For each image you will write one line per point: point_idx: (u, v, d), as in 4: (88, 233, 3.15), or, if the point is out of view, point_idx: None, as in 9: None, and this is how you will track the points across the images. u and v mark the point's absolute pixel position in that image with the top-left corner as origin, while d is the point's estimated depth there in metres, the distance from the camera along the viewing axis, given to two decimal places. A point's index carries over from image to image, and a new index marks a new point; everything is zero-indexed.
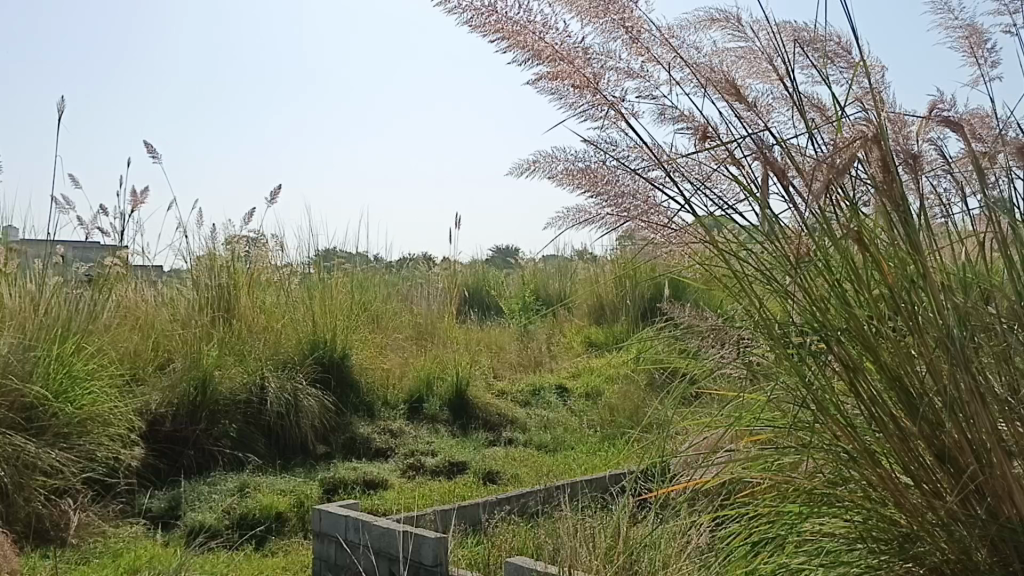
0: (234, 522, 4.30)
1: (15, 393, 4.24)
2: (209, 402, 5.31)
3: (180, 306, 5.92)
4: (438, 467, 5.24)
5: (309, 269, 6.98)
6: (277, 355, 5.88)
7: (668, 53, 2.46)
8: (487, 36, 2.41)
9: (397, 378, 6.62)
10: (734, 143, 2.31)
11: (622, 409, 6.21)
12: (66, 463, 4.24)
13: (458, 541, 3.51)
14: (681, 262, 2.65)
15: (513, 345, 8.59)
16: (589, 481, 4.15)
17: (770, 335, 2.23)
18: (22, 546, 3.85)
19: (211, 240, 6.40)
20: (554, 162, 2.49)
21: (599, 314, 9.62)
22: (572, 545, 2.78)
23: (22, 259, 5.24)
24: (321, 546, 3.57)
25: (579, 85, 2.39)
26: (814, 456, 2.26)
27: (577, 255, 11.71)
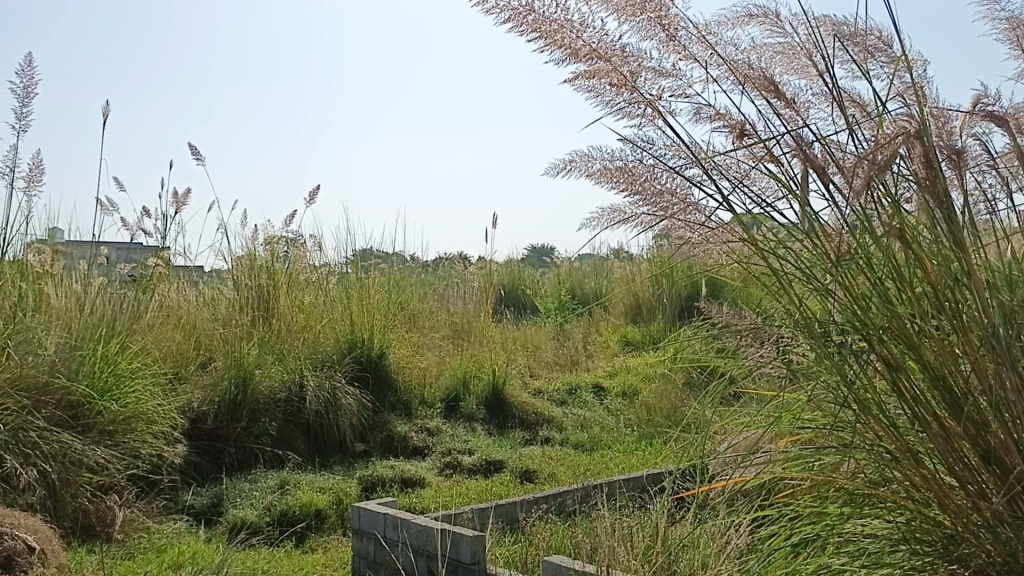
0: (275, 519, 4.36)
1: (62, 391, 4.33)
2: (250, 401, 5.38)
3: (220, 306, 6.01)
4: (476, 465, 5.26)
5: (346, 268, 7.04)
6: (315, 354, 5.94)
7: (706, 50, 2.45)
8: (524, 35, 2.41)
9: (433, 376, 6.65)
10: (772, 140, 2.29)
11: (658, 408, 6.18)
12: (111, 459, 4.33)
13: (495, 539, 3.52)
14: (719, 260, 2.63)
15: (549, 344, 8.59)
16: (627, 480, 4.14)
17: (810, 334, 2.20)
18: (69, 541, 3.93)
19: (251, 240, 6.47)
20: (591, 162, 2.49)
21: (635, 313, 9.58)
22: (610, 545, 2.79)
23: (68, 261, 5.34)
24: (360, 544, 3.60)
25: (616, 84, 2.38)
26: (855, 456, 2.23)
27: (613, 254, 11.67)
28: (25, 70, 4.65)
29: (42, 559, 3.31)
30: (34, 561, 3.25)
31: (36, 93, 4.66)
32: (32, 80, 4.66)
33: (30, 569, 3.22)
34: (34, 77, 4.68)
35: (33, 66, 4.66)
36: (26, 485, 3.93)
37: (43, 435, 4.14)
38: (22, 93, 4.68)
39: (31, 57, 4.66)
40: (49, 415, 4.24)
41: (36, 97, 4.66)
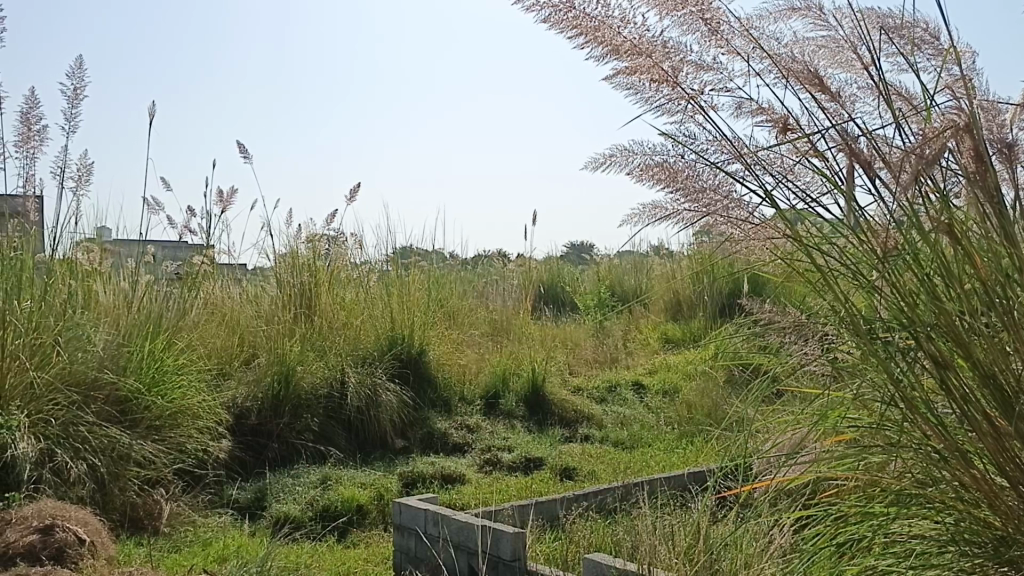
0: (317, 514, 4.41)
1: (110, 387, 4.42)
2: (293, 396, 5.45)
3: (263, 304, 6.08)
4: (516, 462, 5.28)
5: (387, 265, 7.08)
6: (356, 351, 6.00)
7: (748, 44, 2.42)
8: (565, 32, 2.41)
9: (473, 373, 6.69)
10: (816, 135, 2.26)
11: (699, 407, 6.14)
12: (158, 454, 4.41)
13: (536, 536, 3.52)
14: (762, 257, 2.61)
15: (589, 342, 8.57)
16: (668, 478, 4.11)
17: (855, 332, 2.18)
18: (118, 534, 4.01)
19: (293, 239, 6.54)
20: (631, 157, 2.47)
21: (675, 310, 9.52)
22: (652, 543, 2.78)
23: (116, 259, 5.42)
24: (401, 539, 3.61)
25: (657, 79, 2.38)
26: (902, 455, 2.20)
27: (653, 250, 11.61)
28: (75, 71, 4.75)
29: (92, 551, 3.39)
30: (85, 553, 3.33)
31: (86, 95, 4.76)
32: (82, 81, 4.76)
33: (81, 560, 3.29)
34: (83, 79, 4.77)
35: (82, 67, 4.76)
36: (76, 478, 4.01)
37: (93, 430, 4.23)
38: (70, 95, 4.78)
39: (80, 59, 4.76)
40: (97, 411, 4.34)
41: (85, 99, 4.75)
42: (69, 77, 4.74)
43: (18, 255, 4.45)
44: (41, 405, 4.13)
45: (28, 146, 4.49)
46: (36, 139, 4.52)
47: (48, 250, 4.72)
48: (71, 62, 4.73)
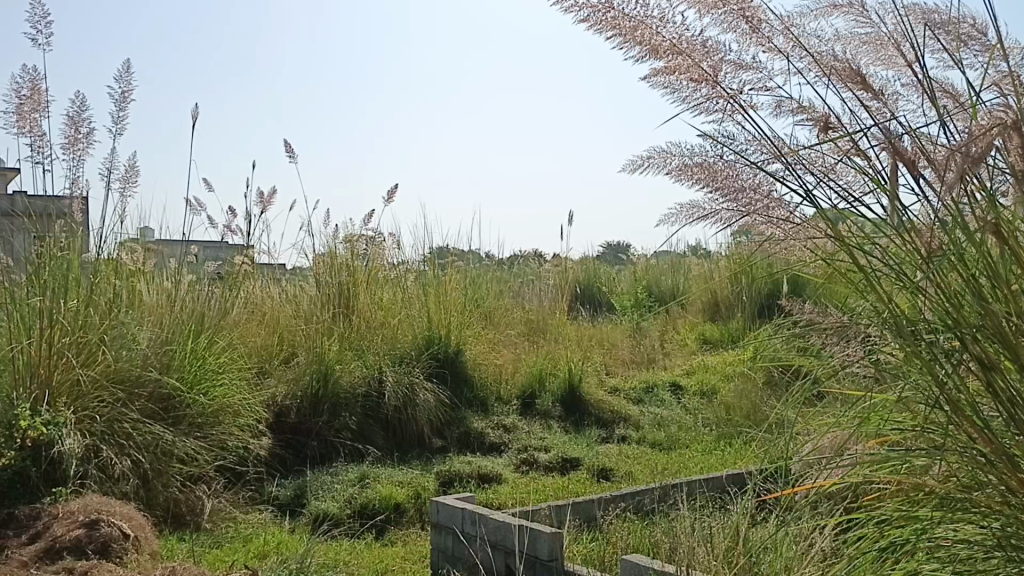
0: (355, 511, 4.45)
1: (153, 384, 4.50)
2: (331, 395, 5.51)
3: (303, 303, 6.15)
4: (552, 463, 5.28)
5: (424, 265, 7.11)
6: (393, 350, 6.05)
7: (790, 42, 2.40)
8: (603, 32, 2.40)
9: (510, 373, 6.71)
10: (859, 133, 2.23)
11: (738, 408, 6.09)
12: (199, 451, 4.49)
13: (573, 536, 3.51)
14: (803, 257, 2.58)
15: (625, 342, 8.53)
16: (707, 480, 4.07)
17: (899, 333, 2.15)
18: (161, 529, 4.08)
19: (332, 239, 6.59)
20: (669, 158, 2.46)
21: (713, 311, 9.45)
22: (690, 545, 2.77)
23: (160, 259, 5.50)
24: (438, 538, 3.62)
25: (696, 79, 2.37)
26: (947, 458, 2.16)
27: (691, 250, 11.54)
28: (122, 75, 4.84)
29: (136, 546, 3.44)
30: (129, 547, 3.38)
31: (133, 98, 4.85)
32: (129, 85, 4.85)
33: (125, 554, 3.33)
34: (131, 83, 4.87)
35: (130, 72, 4.85)
36: (121, 474, 4.09)
37: (137, 427, 4.31)
38: (118, 98, 4.87)
39: (128, 63, 4.85)
40: (141, 408, 4.42)
41: (133, 102, 4.85)
42: (117, 81, 4.83)
43: (66, 255, 4.42)
44: (87, 402, 4.21)
45: (76, 148, 4.58)
46: (83, 142, 4.61)
47: (94, 250, 4.71)
48: (119, 66, 4.82)
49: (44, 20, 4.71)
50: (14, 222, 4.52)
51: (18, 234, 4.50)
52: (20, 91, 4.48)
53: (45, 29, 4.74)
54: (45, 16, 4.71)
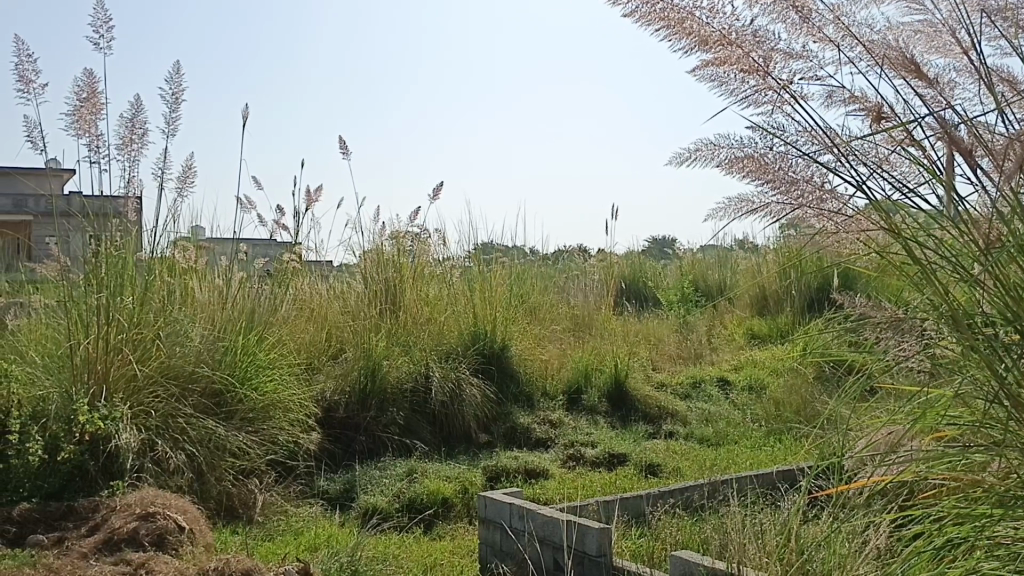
0: (404, 506, 4.48)
1: (206, 380, 4.59)
2: (379, 390, 5.56)
3: (351, 299, 6.21)
4: (599, 458, 5.26)
5: (469, 261, 7.12)
6: (440, 346, 6.09)
7: (840, 32, 2.36)
8: (651, 26, 2.38)
9: (556, 369, 6.70)
10: (912, 123, 2.20)
11: (788, 403, 6.01)
12: (251, 445, 4.57)
13: (621, 532, 3.50)
14: (855, 251, 2.54)
15: (672, 338, 8.46)
16: (757, 476, 4.02)
17: (956, 326, 2.11)
18: (214, 522, 4.16)
19: (378, 235, 6.64)
20: (717, 150, 2.43)
21: (761, 306, 9.33)
22: (741, 542, 2.76)
23: (211, 256, 5.59)
24: (486, 532, 3.63)
25: (746, 70, 2.34)
26: (1006, 454, 2.12)
27: (739, 244, 11.40)
28: (174, 76, 4.93)
29: (191, 538, 3.50)
30: (183, 540, 3.44)
31: (184, 99, 4.93)
32: (181, 86, 4.94)
33: (180, 547, 3.40)
34: (181, 84, 4.95)
35: (181, 73, 4.93)
36: (175, 467, 4.18)
37: (191, 422, 4.40)
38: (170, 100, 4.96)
39: (179, 65, 4.93)
40: (194, 403, 4.51)
41: (184, 103, 4.93)
42: (168, 82, 4.92)
43: (121, 254, 4.50)
44: (142, 398, 4.30)
45: (131, 148, 4.69)
46: (138, 143, 4.71)
47: (148, 249, 4.78)
48: (171, 68, 4.91)
49: (103, 23, 4.81)
50: (71, 221, 4.59)
51: (75, 233, 4.52)
52: (78, 93, 4.59)
53: (105, 34, 4.89)
54: (104, 20, 4.82)
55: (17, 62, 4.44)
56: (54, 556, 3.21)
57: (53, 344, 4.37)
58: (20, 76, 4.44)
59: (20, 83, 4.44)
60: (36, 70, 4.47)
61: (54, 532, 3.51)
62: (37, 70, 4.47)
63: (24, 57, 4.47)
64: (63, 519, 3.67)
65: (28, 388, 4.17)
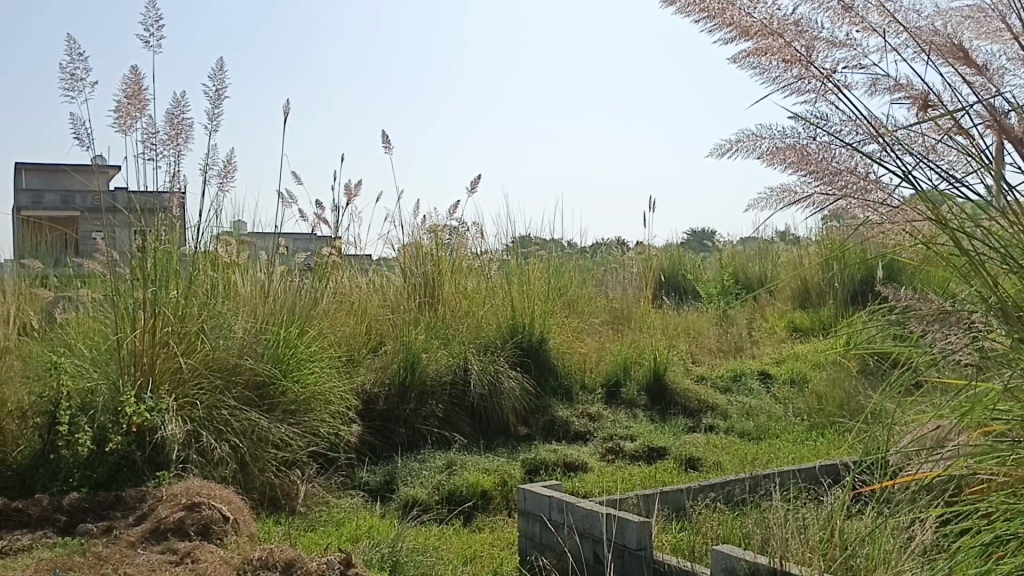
0: (444, 498, 4.51)
1: (249, 372, 4.66)
2: (418, 383, 5.60)
3: (390, 293, 6.26)
4: (638, 452, 5.25)
5: (507, 254, 7.12)
6: (479, 339, 6.11)
7: (886, 19, 2.32)
8: (691, 16, 2.36)
9: (594, 362, 6.69)
10: (960, 111, 2.16)
11: (831, 397, 5.93)
12: (293, 437, 4.63)
13: (662, 526, 3.48)
14: (900, 242, 2.50)
15: (712, 330, 8.39)
16: (800, 470, 3.98)
17: (1005, 318, 2.07)
18: (258, 512, 4.23)
19: (417, 229, 6.67)
20: (759, 141, 2.40)
21: (803, 299, 9.22)
22: (783, 536, 2.73)
23: (253, 251, 5.66)
24: (525, 525, 3.63)
25: (788, 60, 2.32)
26: None
27: (780, 236, 11.26)
28: (216, 73, 4.99)
29: (235, 527, 3.56)
30: (228, 529, 3.50)
31: (227, 96, 4.99)
32: (223, 83, 5.00)
33: (225, 536, 3.45)
34: (224, 81, 5.01)
35: (223, 70, 4.99)
36: (220, 458, 4.25)
37: (235, 413, 4.47)
38: (214, 95, 5.02)
39: (221, 60, 4.98)
40: (238, 395, 4.58)
41: (227, 100, 4.99)
42: (211, 79, 4.98)
43: (167, 248, 4.57)
44: (187, 389, 4.37)
45: (175, 144, 4.76)
46: (181, 138, 4.78)
47: (192, 243, 4.85)
48: (214, 65, 4.97)
49: (152, 21, 4.88)
50: (118, 216, 4.62)
51: (121, 228, 4.61)
52: (124, 90, 4.67)
53: (155, 31, 4.86)
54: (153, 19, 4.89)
55: (67, 60, 4.52)
56: (103, 544, 3.29)
57: (100, 337, 4.46)
58: (70, 74, 4.53)
59: (69, 80, 4.52)
60: (86, 68, 4.55)
61: (103, 521, 3.59)
62: (87, 68, 4.55)
63: (74, 55, 4.56)
64: (111, 508, 3.75)
65: (76, 380, 4.27)
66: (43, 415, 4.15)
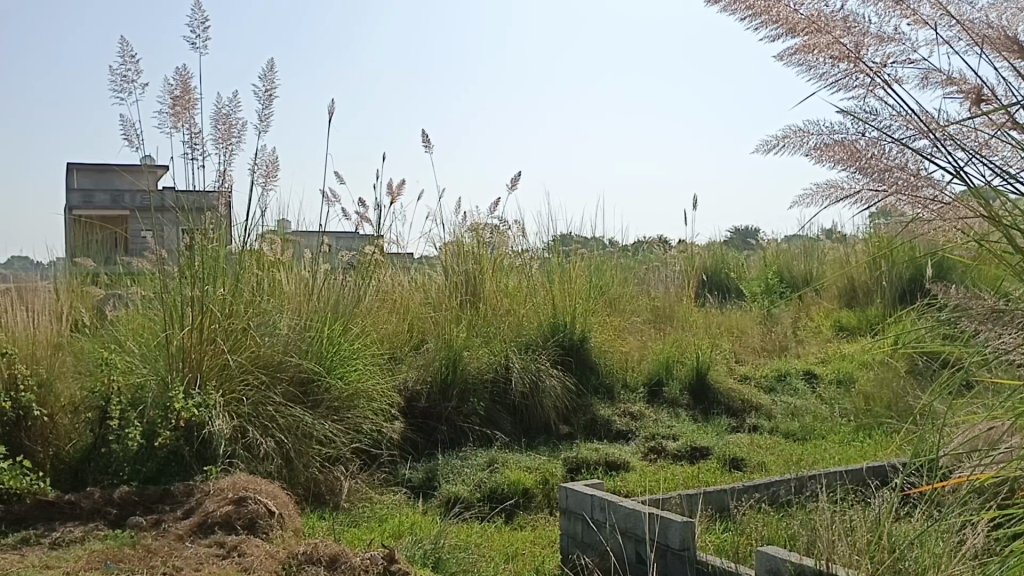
0: (485, 495, 4.52)
1: (294, 369, 4.72)
2: (460, 380, 5.63)
3: (432, 291, 6.28)
4: (681, 451, 5.21)
5: (548, 253, 7.10)
6: (520, 337, 6.12)
7: (938, 12, 2.28)
8: (738, 13, 2.33)
9: (636, 361, 6.66)
10: (1014, 105, 2.12)
11: (878, 398, 5.84)
12: (337, 433, 4.68)
13: (706, 526, 3.46)
14: (953, 240, 2.45)
15: (756, 329, 8.30)
16: (846, 471, 3.92)
17: None
18: (303, 507, 4.28)
19: (459, 227, 6.69)
20: (806, 137, 2.37)
21: (850, 298, 9.08)
22: (831, 538, 2.69)
23: (298, 249, 5.73)
24: (567, 523, 3.62)
25: (837, 56, 2.28)
26: None
27: (826, 234, 11.09)
28: (266, 74, 5.05)
29: (281, 522, 3.60)
30: (274, 524, 3.53)
31: (276, 96, 5.05)
32: (273, 83, 5.06)
33: (271, 530, 3.49)
34: (273, 81, 5.07)
35: (273, 70, 5.05)
36: (265, 454, 4.31)
37: (280, 409, 4.53)
38: (263, 96, 5.09)
39: (270, 61, 5.04)
40: (283, 391, 4.64)
41: (277, 100, 5.05)
42: (261, 79, 5.04)
43: (215, 246, 4.64)
44: (234, 385, 4.44)
45: (224, 144, 4.83)
46: (230, 138, 4.86)
47: (239, 242, 4.92)
48: (263, 65, 5.03)
49: (200, 24, 4.95)
50: (167, 215, 4.72)
51: (169, 227, 4.69)
52: (173, 91, 4.76)
53: (202, 33, 4.93)
54: (200, 21, 4.96)
55: (120, 62, 4.62)
56: (153, 537, 3.35)
57: (150, 334, 4.54)
58: (122, 76, 4.62)
59: (121, 82, 4.61)
60: (137, 70, 4.64)
61: (152, 515, 3.65)
62: (138, 71, 4.64)
63: (126, 58, 4.65)
64: (160, 502, 3.81)
65: (127, 376, 4.34)
66: (94, 410, 4.24)
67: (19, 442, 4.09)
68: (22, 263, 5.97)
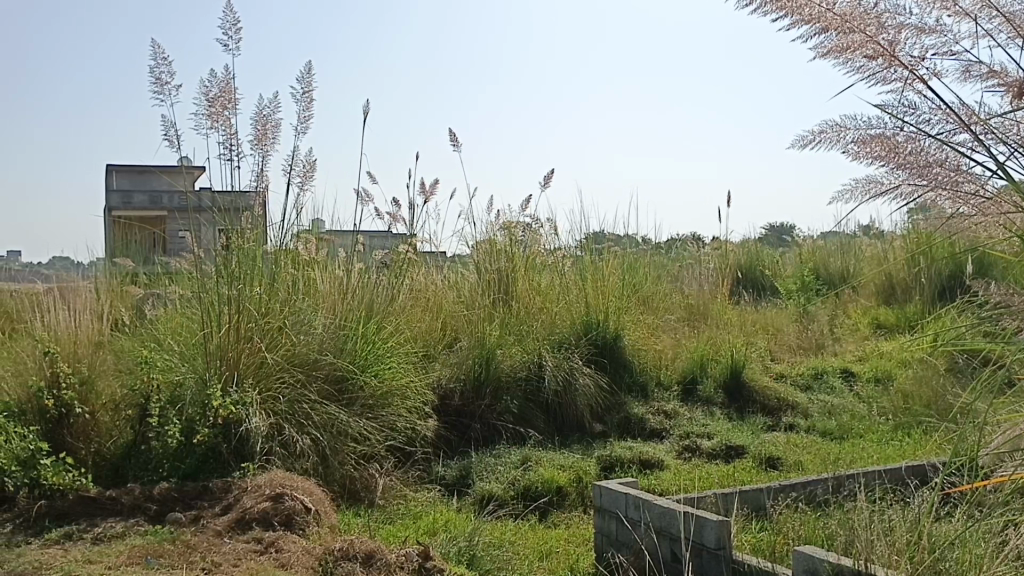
0: (519, 493, 4.53)
1: (329, 367, 4.76)
2: (493, 378, 5.64)
3: (465, 290, 6.29)
4: (716, 450, 5.17)
5: (580, 251, 7.07)
6: (553, 335, 6.11)
7: (978, 3, 2.24)
8: (771, 13, 2.32)
9: (670, 359, 6.62)
10: None
11: (917, 397, 5.77)
12: (371, 431, 4.72)
13: (741, 525, 3.42)
14: (995, 235, 2.41)
15: (792, 327, 8.20)
16: (884, 471, 3.86)
17: None
18: (338, 504, 4.32)
19: (491, 225, 6.69)
20: (842, 134, 2.35)
21: (888, 295, 8.95)
22: (869, 539, 2.66)
23: (332, 248, 5.77)
24: (602, 521, 3.61)
25: (872, 53, 2.26)
26: None
27: (863, 231, 10.93)
28: (305, 75, 5.09)
29: (317, 519, 3.63)
30: (310, 520, 3.57)
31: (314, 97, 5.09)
32: (311, 84, 5.10)
33: (307, 527, 3.53)
34: (312, 82, 5.11)
35: (311, 72, 5.09)
36: (301, 451, 4.36)
37: (315, 407, 4.57)
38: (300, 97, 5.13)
39: (308, 64, 5.08)
40: (318, 389, 4.68)
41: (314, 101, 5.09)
42: (300, 81, 5.08)
43: (252, 246, 4.69)
44: (271, 383, 4.49)
45: (261, 145, 4.89)
46: (267, 139, 4.91)
47: (274, 241, 4.97)
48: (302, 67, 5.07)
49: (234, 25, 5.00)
50: (204, 215, 4.80)
51: (206, 227, 4.76)
52: (210, 93, 4.81)
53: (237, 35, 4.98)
54: (234, 23, 5.01)
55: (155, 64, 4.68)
56: (192, 533, 3.40)
57: (188, 333, 4.60)
58: (159, 78, 4.68)
59: (158, 84, 4.67)
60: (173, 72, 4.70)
61: (191, 511, 3.70)
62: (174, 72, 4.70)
63: (162, 60, 4.71)
64: (199, 498, 3.86)
65: (166, 374, 4.41)
66: (134, 408, 4.32)
67: (61, 439, 4.18)
68: (64, 263, 6.08)
